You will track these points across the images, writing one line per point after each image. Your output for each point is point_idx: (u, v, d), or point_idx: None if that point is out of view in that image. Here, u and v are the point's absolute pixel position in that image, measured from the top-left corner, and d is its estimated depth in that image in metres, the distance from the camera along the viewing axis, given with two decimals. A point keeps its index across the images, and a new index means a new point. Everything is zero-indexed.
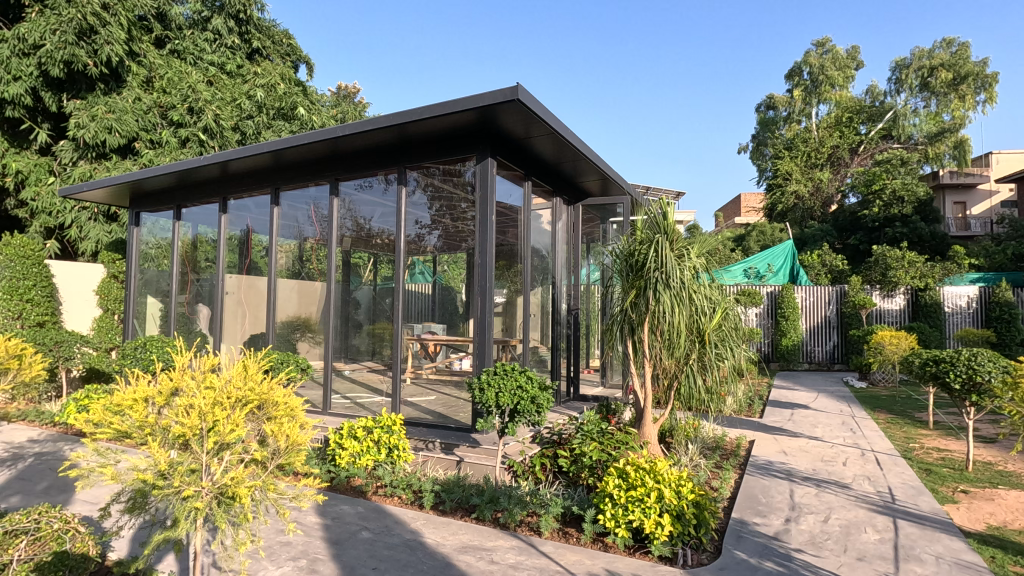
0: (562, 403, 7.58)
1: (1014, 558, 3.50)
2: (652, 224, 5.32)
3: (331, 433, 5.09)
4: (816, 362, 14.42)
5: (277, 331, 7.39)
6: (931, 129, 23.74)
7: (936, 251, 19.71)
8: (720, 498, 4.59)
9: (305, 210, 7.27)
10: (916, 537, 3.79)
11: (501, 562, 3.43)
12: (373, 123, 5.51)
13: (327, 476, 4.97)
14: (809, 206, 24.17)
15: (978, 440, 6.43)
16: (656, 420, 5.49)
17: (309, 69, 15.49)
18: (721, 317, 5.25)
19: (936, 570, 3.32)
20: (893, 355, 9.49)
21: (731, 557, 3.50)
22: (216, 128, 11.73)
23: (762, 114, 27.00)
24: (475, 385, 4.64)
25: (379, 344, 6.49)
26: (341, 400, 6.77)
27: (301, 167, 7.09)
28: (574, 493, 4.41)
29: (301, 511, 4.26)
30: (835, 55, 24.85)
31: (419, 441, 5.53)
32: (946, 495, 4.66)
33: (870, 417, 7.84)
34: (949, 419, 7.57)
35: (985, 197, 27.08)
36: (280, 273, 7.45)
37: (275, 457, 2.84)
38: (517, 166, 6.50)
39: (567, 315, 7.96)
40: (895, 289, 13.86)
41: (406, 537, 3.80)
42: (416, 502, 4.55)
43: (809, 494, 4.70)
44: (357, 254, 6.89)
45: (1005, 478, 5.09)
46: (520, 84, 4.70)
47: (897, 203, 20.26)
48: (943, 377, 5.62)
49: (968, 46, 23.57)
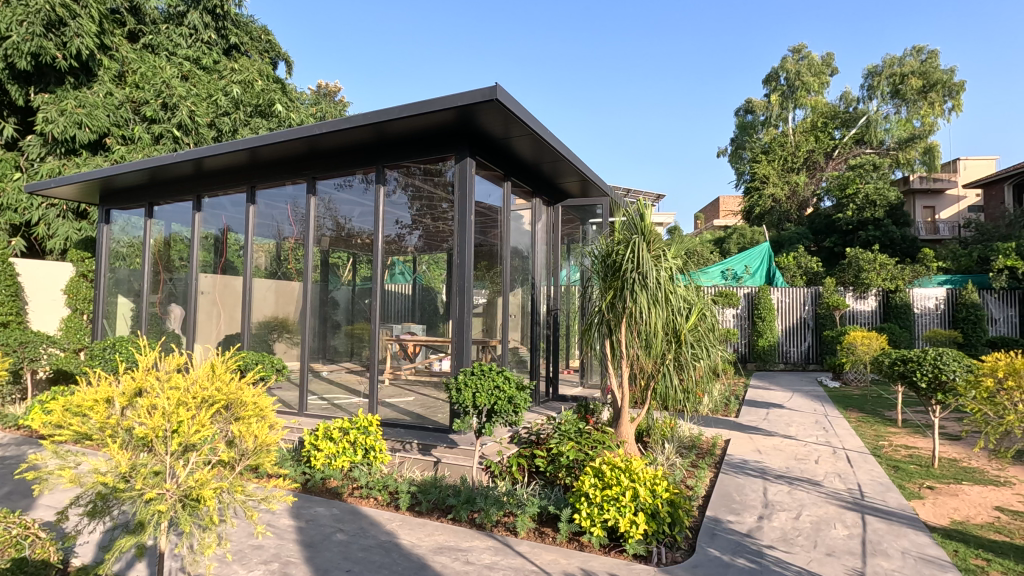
0: (541, 403, 7.60)
1: (976, 551, 3.60)
2: (629, 225, 5.37)
3: (307, 434, 5.02)
4: (792, 362, 14.69)
5: (253, 331, 7.27)
6: (901, 135, 24.38)
7: (906, 254, 20.25)
8: (694, 496, 4.63)
9: (282, 209, 7.17)
10: (883, 533, 3.88)
11: (476, 562, 3.41)
12: (351, 121, 5.46)
13: (301, 478, 4.90)
14: (786, 209, 24.62)
15: (943, 437, 6.62)
16: (634, 419, 5.54)
17: (288, 67, 15.29)
18: (697, 317, 5.31)
19: (902, 565, 3.39)
20: (864, 355, 9.72)
21: (705, 554, 3.54)
22: (191, 125, 11.53)
23: (741, 118, 27.41)
24: (452, 385, 4.62)
25: (357, 345, 6.43)
26: (318, 401, 6.69)
27: (278, 165, 6.99)
28: (551, 493, 4.41)
29: (273, 513, 4.20)
30: (810, 61, 25.38)
31: (397, 443, 5.48)
32: (913, 491, 4.78)
33: (842, 416, 8.01)
34: (917, 417, 7.78)
35: (954, 201, 27.87)
36: (256, 273, 7.34)
37: (243, 458, 2.79)
38: (496, 166, 6.49)
39: (547, 316, 7.98)
40: (867, 291, 14.21)
41: (381, 538, 3.76)
42: (392, 503, 4.53)
43: (781, 492, 4.78)
44: (335, 253, 6.82)
45: (969, 474, 5.24)
46: (499, 84, 4.71)
47: (869, 207, 20.80)
48: (910, 376, 5.76)
49: (937, 55, 24.24)
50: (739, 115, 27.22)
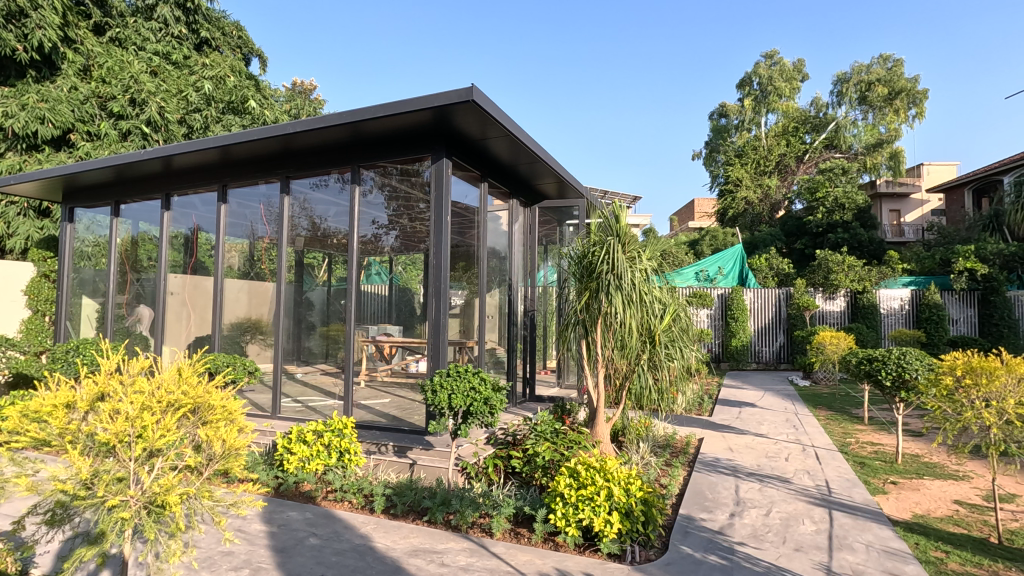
0: (518, 404, 7.61)
1: (936, 544, 3.73)
2: (605, 227, 5.42)
3: (279, 437, 4.92)
4: (764, 362, 15.01)
5: (224, 333, 7.12)
6: (869, 141, 25.08)
7: (874, 256, 20.85)
8: (668, 495, 4.70)
9: (255, 208, 7.05)
10: (849, 527, 3.99)
11: (451, 564, 3.40)
12: (325, 120, 5.40)
13: (274, 482, 4.82)
14: (758, 212, 25.14)
15: (907, 434, 6.83)
16: (609, 419, 5.59)
17: (262, 63, 14.99)
18: (671, 318, 5.38)
19: (866, 558, 3.50)
20: (832, 354, 9.97)
21: (677, 552, 3.59)
22: (161, 121, 11.22)
23: (715, 121, 27.83)
24: (428, 386, 4.59)
25: (332, 347, 6.36)
26: (292, 404, 6.59)
27: (250, 163, 6.87)
28: (526, 493, 4.43)
29: (245, 519, 4.12)
30: (782, 67, 25.89)
31: (372, 445, 5.43)
32: (877, 487, 4.93)
33: (812, 414, 8.20)
34: (882, 414, 8.03)
35: (918, 205, 28.76)
36: (228, 273, 7.20)
37: (211, 463, 2.74)
38: (473, 167, 6.47)
39: (524, 317, 7.98)
40: (836, 292, 14.61)
41: (355, 542, 3.72)
42: (367, 506, 4.48)
43: (752, 489, 4.87)
44: (310, 254, 6.74)
45: (930, 469, 5.42)
46: (475, 84, 4.70)
47: (838, 210, 21.38)
48: (875, 374, 5.94)
49: (902, 63, 24.92)
50: (713, 118, 27.64)
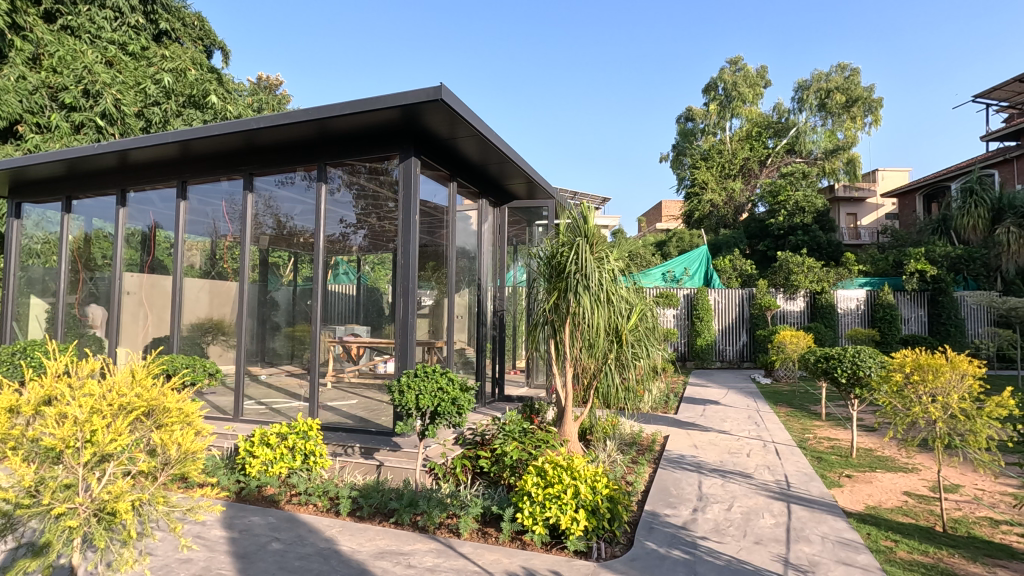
0: (487, 404, 7.61)
1: (886, 533, 3.89)
2: (573, 227, 5.46)
3: (241, 441, 4.80)
4: (728, 360, 15.40)
5: (183, 334, 6.90)
6: (827, 146, 25.94)
7: (831, 258, 21.65)
8: (634, 492, 4.77)
9: (216, 206, 6.85)
10: (806, 520, 4.12)
11: (418, 565, 3.38)
12: (291, 117, 5.30)
13: (235, 486, 4.70)
14: (723, 214, 25.79)
15: (861, 429, 7.10)
16: (577, 418, 5.66)
17: (224, 56, 14.55)
18: (638, 318, 5.45)
19: (821, 549, 3.62)
20: (792, 353, 10.29)
21: (642, 548, 3.65)
22: (117, 114, 10.82)
23: (682, 125, 28.33)
24: (395, 387, 4.54)
25: (298, 347, 6.24)
26: (255, 406, 6.42)
27: (212, 159, 6.68)
28: (494, 493, 4.44)
29: (204, 525, 4.01)
30: (745, 73, 26.45)
31: (338, 447, 5.33)
32: (833, 480, 5.12)
33: (773, 411, 8.45)
34: (839, 410, 8.33)
35: (873, 209, 29.95)
36: (188, 272, 6.97)
37: (166, 468, 2.66)
38: (442, 166, 6.44)
39: (493, 317, 7.97)
40: (796, 292, 15.07)
41: (319, 546, 3.66)
42: (332, 509, 4.41)
43: (715, 485, 4.99)
44: (276, 252, 6.62)
45: (883, 462, 5.65)
46: (444, 84, 4.68)
47: (799, 213, 22.09)
48: (832, 371, 6.15)
49: (858, 72, 25.86)
50: (680, 122, 28.13)
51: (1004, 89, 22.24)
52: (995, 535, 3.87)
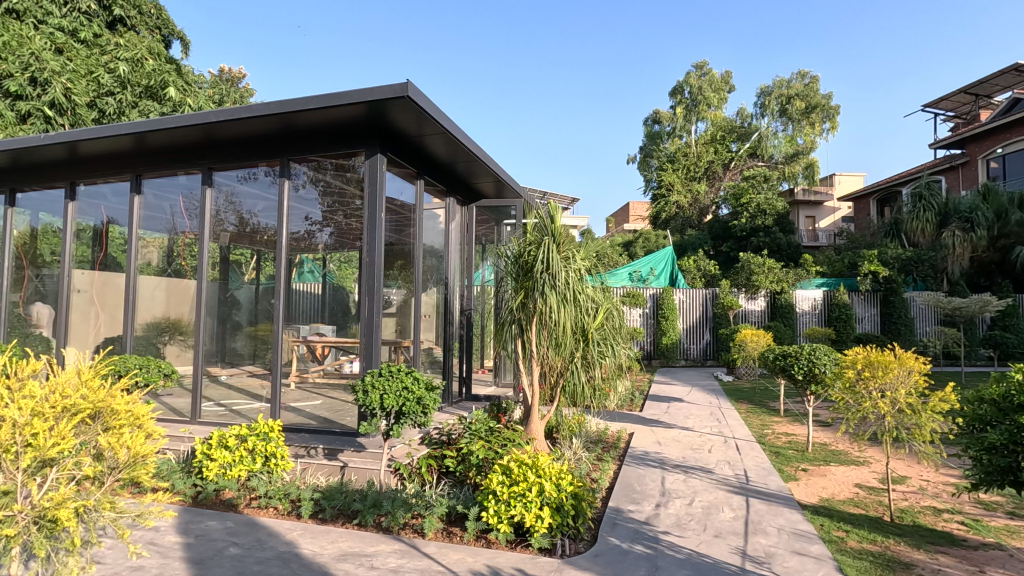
0: (454, 404, 7.57)
1: (838, 524, 4.04)
2: (540, 227, 5.46)
3: (198, 444, 4.64)
4: (692, 358, 15.74)
5: (137, 334, 6.65)
6: (788, 151, 26.74)
7: (790, 259, 22.41)
8: (598, 489, 4.82)
9: (174, 200, 6.63)
10: (764, 513, 4.25)
11: (381, 567, 3.34)
12: (252, 110, 5.16)
13: (192, 491, 4.56)
14: (688, 215, 26.35)
15: (817, 425, 7.36)
16: (544, 416, 5.70)
17: (184, 46, 14.03)
18: (603, 317, 5.50)
19: (777, 540, 3.74)
20: (753, 351, 10.60)
21: (605, 543, 3.70)
22: (67, 103, 10.36)
23: (649, 127, 28.72)
24: (359, 387, 4.48)
25: (260, 347, 6.07)
26: (214, 408, 6.23)
27: (169, 153, 6.46)
28: (459, 493, 4.42)
29: (158, 531, 3.87)
30: (711, 78, 27.04)
31: (301, 448, 5.22)
32: (790, 474, 5.29)
33: (734, 407, 8.68)
34: (796, 407, 8.63)
35: (831, 212, 31.11)
36: (144, 270, 6.72)
37: (114, 473, 2.56)
38: (408, 164, 6.38)
39: (460, 316, 7.92)
40: (757, 292, 15.51)
41: (279, 550, 3.58)
42: (293, 512, 4.32)
43: (678, 480, 5.09)
44: (237, 250, 6.42)
45: (836, 456, 5.86)
46: (410, 81, 4.64)
47: (760, 215, 22.76)
48: (789, 369, 6.34)
49: (817, 80, 26.75)
50: (648, 124, 28.31)
51: (950, 100, 23.36)
52: (938, 524, 4.07)
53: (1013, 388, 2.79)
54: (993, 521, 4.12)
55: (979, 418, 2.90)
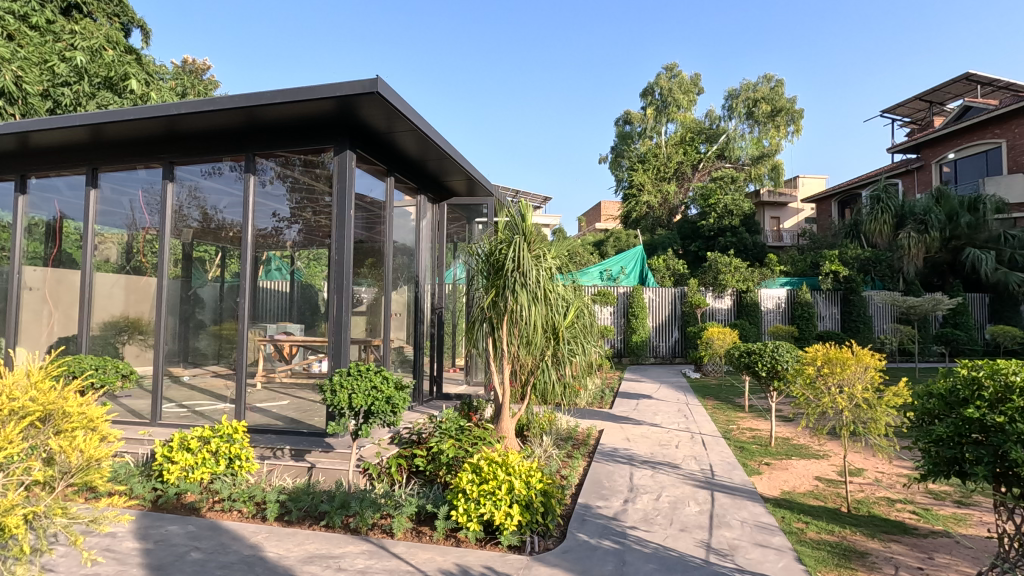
0: (424, 403, 7.53)
1: (798, 516, 4.17)
2: (511, 225, 5.47)
3: (158, 446, 4.50)
4: (661, 356, 16.00)
5: (94, 333, 6.42)
6: (754, 153, 27.40)
7: (756, 258, 22.99)
8: (568, 485, 4.87)
9: (133, 194, 6.41)
10: (728, 506, 4.35)
11: (349, 568, 3.30)
12: (215, 103, 5.03)
13: (151, 495, 4.42)
14: (658, 215, 26.76)
15: (779, 419, 7.58)
16: (515, 414, 5.72)
17: (145, 36, 13.54)
18: (574, 315, 5.57)
19: (741, 533, 3.84)
20: (719, 348, 10.84)
21: (574, 539, 3.74)
22: (18, 92, 9.88)
23: (620, 127, 28.94)
24: (327, 387, 4.41)
25: (225, 346, 5.92)
26: (176, 409, 6.06)
27: (128, 146, 6.23)
28: (429, 492, 4.41)
29: (114, 536, 3.74)
30: (680, 80, 27.49)
31: (267, 449, 5.11)
32: (754, 468, 5.43)
33: (701, 404, 8.87)
34: (760, 402, 8.87)
35: (795, 213, 32.01)
36: (102, 267, 6.49)
37: (65, 477, 2.47)
38: (379, 160, 6.31)
39: (431, 314, 7.88)
40: (724, 291, 15.84)
41: (243, 553, 3.50)
42: (258, 515, 4.24)
43: (645, 476, 5.18)
44: (200, 247, 6.22)
45: (797, 450, 6.06)
46: (380, 77, 4.60)
47: (727, 216, 23.29)
48: (753, 365, 6.51)
49: (782, 84, 27.45)
50: (619, 125, 28.60)
51: (906, 106, 24.31)
52: (891, 513, 4.24)
53: (959, 383, 2.92)
54: (941, 509, 4.32)
55: (928, 411, 3.01)
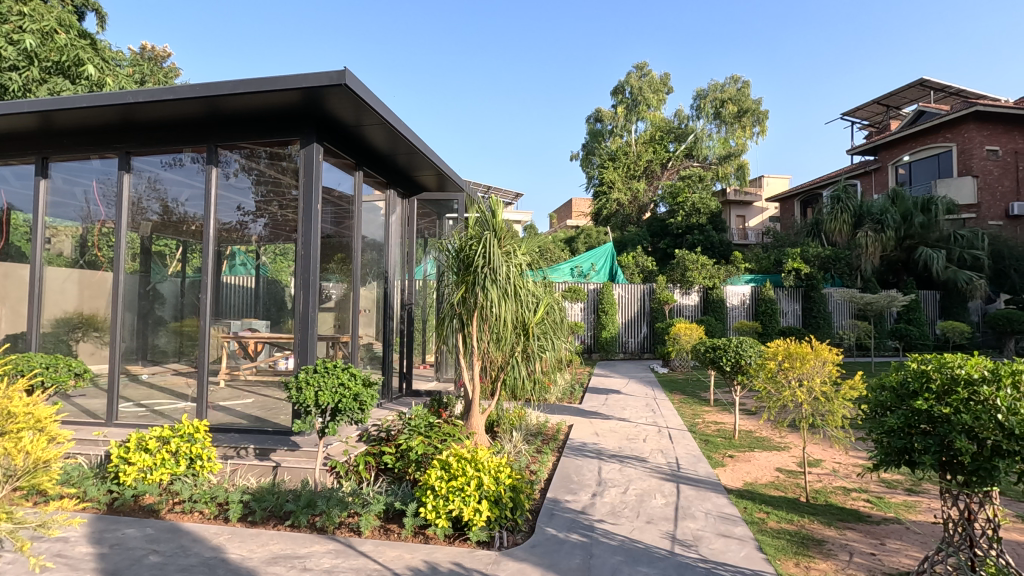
0: (393, 400, 7.46)
1: (759, 506, 4.29)
2: (482, 221, 5.45)
3: (113, 447, 4.34)
4: (630, 351, 16.24)
5: (45, 330, 6.16)
6: (721, 152, 27.97)
7: (722, 256, 23.52)
8: (537, 480, 4.90)
9: (87, 185, 6.15)
10: (693, 498, 4.45)
11: (315, 568, 3.25)
12: (175, 92, 4.86)
13: (106, 498, 4.26)
14: (628, 213, 27.12)
15: (742, 413, 7.79)
16: (484, 410, 5.72)
17: (100, 19, 12.97)
18: (544, 311, 5.59)
19: (704, 524, 3.93)
20: (686, 344, 11.06)
21: (543, 534, 3.77)
22: None
23: (591, 125, 29.12)
24: (292, 384, 4.32)
25: (186, 343, 5.73)
26: (134, 408, 5.84)
27: (81, 134, 5.97)
28: (398, 489, 4.38)
29: (66, 541, 3.59)
30: (650, 79, 27.83)
31: (230, 449, 4.98)
32: (718, 460, 5.57)
33: (668, 398, 9.04)
34: (724, 396, 9.09)
35: (760, 211, 32.84)
36: (53, 261, 6.22)
37: (11, 481, 2.36)
38: (347, 154, 6.20)
39: (401, 310, 7.81)
40: (691, 288, 16.15)
41: (204, 556, 3.41)
42: (220, 515, 4.13)
43: (613, 470, 5.25)
44: (160, 241, 6.04)
45: (759, 442, 6.24)
46: (348, 69, 4.51)
47: (695, 214, 23.75)
48: (718, 360, 6.67)
49: (748, 85, 28.08)
50: (590, 122, 28.79)
51: (865, 109, 25.18)
52: (847, 502, 4.41)
53: (910, 375, 3.04)
54: (893, 497, 4.52)
55: (881, 403, 3.12)
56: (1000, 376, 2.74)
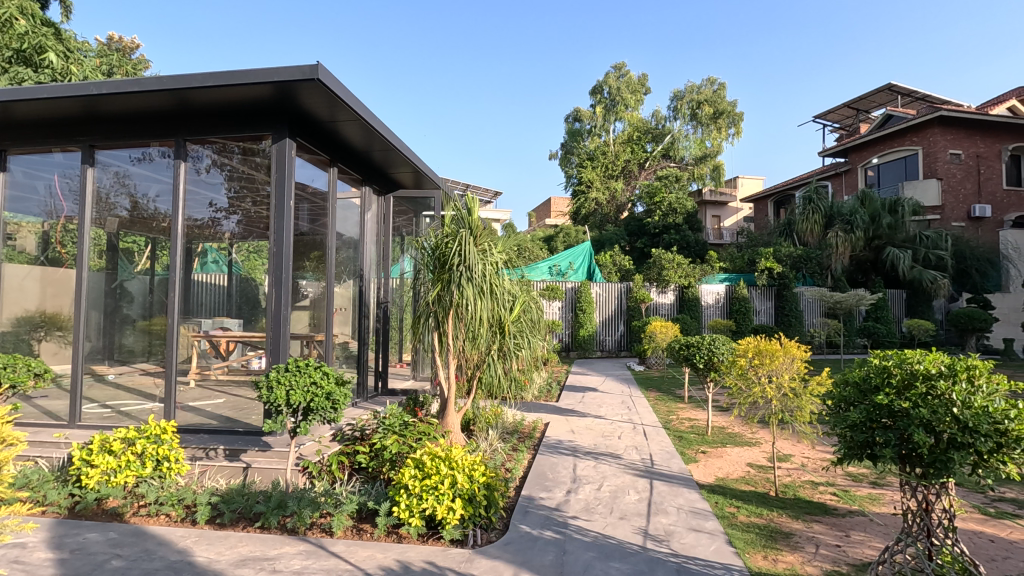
0: (368, 398, 7.39)
1: (730, 501, 4.37)
2: (457, 219, 5.43)
3: (75, 449, 4.21)
4: (607, 349, 16.38)
5: (5, 329, 5.95)
6: (697, 153, 28.32)
7: (698, 255, 23.86)
8: (512, 478, 4.90)
9: (48, 179, 5.96)
10: (665, 494, 4.50)
11: (284, 570, 3.20)
12: (142, 84, 4.73)
13: (67, 501, 4.12)
14: (606, 212, 27.32)
15: (716, 410, 7.91)
16: (460, 409, 5.70)
17: (65, 8, 12.55)
18: (520, 309, 5.60)
19: (676, 519, 3.98)
20: (662, 342, 11.18)
21: (516, 531, 3.77)
22: None
23: (570, 125, 29.23)
24: (263, 383, 4.24)
25: (154, 343, 5.57)
26: (98, 409, 5.68)
27: (42, 126, 5.77)
28: (371, 489, 4.34)
29: (24, 547, 3.47)
30: (628, 80, 28.01)
31: (199, 449, 4.88)
32: (691, 456, 5.65)
33: (643, 396, 9.13)
34: (698, 393, 9.23)
35: (734, 211, 33.39)
36: (14, 258, 6.04)
37: None
38: (320, 150, 6.10)
39: (376, 308, 7.73)
40: (667, 287, 16.36)
41: (170, 559, 3.33)
42: (188, 518, 4.04)
43: (588, 466, 5.29)
44: (128, 238, 5.90)
45: (731, 438, 6.35)
46: (321, 63, 4.45)
47: (671, 213, 24.03)
48: (691, 358, 6.76)
49: (724, 87, 28.48)
50: (569, 122, 28.90)
51: (836, 113, 25.77)
52: (814, 495, 4.51)
53: (872, 371, 3.12)
54: (858, 490, 4.64)
55: (844, 398, 3.19)
56: (956, 371, 2.84)
